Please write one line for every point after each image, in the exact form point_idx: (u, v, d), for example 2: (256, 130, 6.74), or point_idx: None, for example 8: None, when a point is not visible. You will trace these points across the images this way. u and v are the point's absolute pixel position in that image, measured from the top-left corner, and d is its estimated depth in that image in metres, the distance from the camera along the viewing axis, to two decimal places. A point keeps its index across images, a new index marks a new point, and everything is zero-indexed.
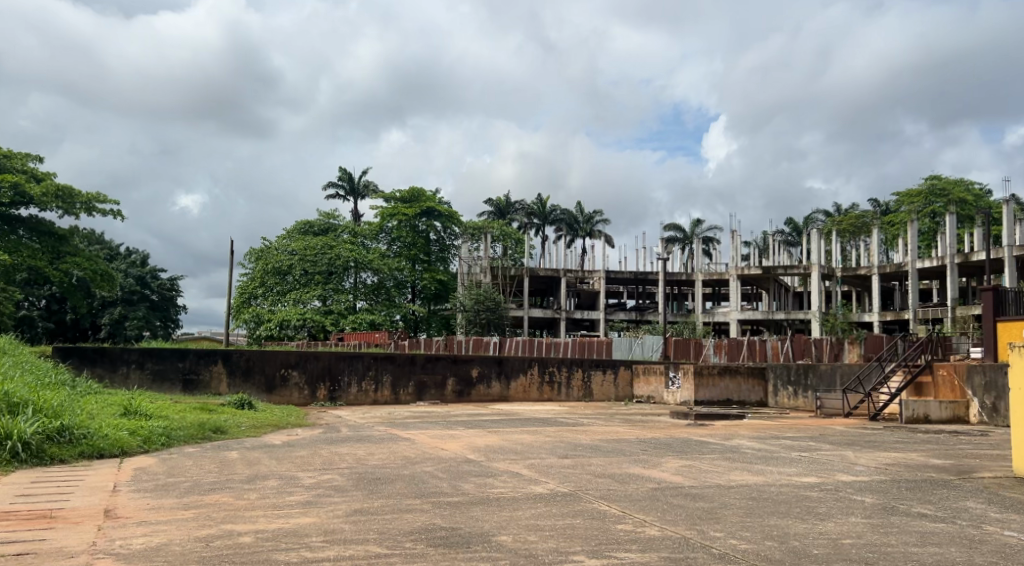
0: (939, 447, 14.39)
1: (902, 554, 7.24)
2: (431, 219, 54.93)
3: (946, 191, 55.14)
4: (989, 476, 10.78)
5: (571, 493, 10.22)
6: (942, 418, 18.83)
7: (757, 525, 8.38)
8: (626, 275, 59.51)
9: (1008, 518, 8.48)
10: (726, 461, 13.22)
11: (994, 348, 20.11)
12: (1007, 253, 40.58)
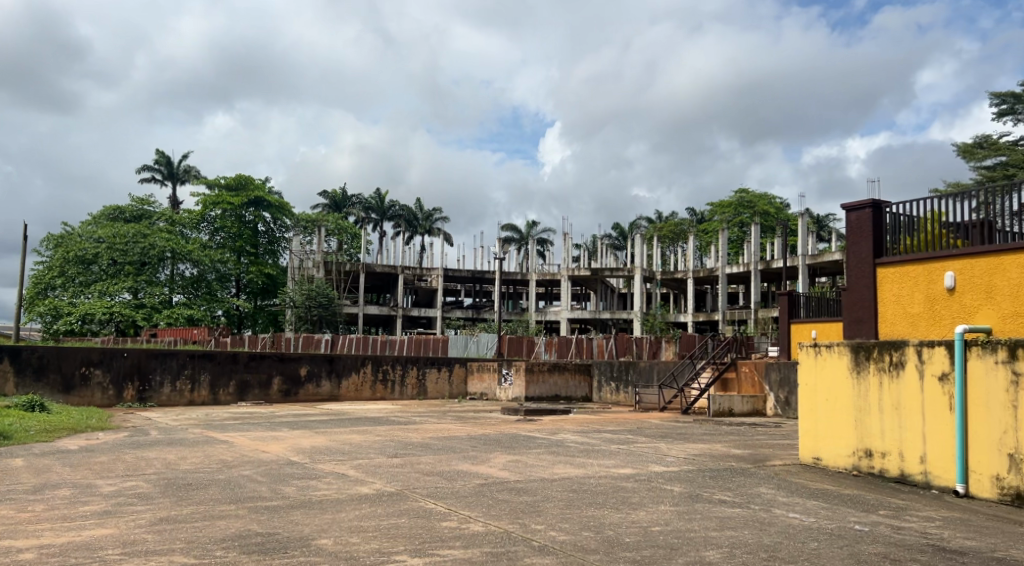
0: (740, 437, 15.63)
1: (703, 538, 7.73)
2: (260, 209, 53.15)
3: (753, 204, 60.35)
4: (780, 464, 11.79)
5: (397, 492, 10.27)
6: (742, 411, 20.35)
7: (575, 516, 8.78)
8: (462, 273, 60.14)
9: (794, 501, 9.30)
10: (550, 455, 13.73)
11: (787, 348, 21.88)
12: (800, 262, 44.33)
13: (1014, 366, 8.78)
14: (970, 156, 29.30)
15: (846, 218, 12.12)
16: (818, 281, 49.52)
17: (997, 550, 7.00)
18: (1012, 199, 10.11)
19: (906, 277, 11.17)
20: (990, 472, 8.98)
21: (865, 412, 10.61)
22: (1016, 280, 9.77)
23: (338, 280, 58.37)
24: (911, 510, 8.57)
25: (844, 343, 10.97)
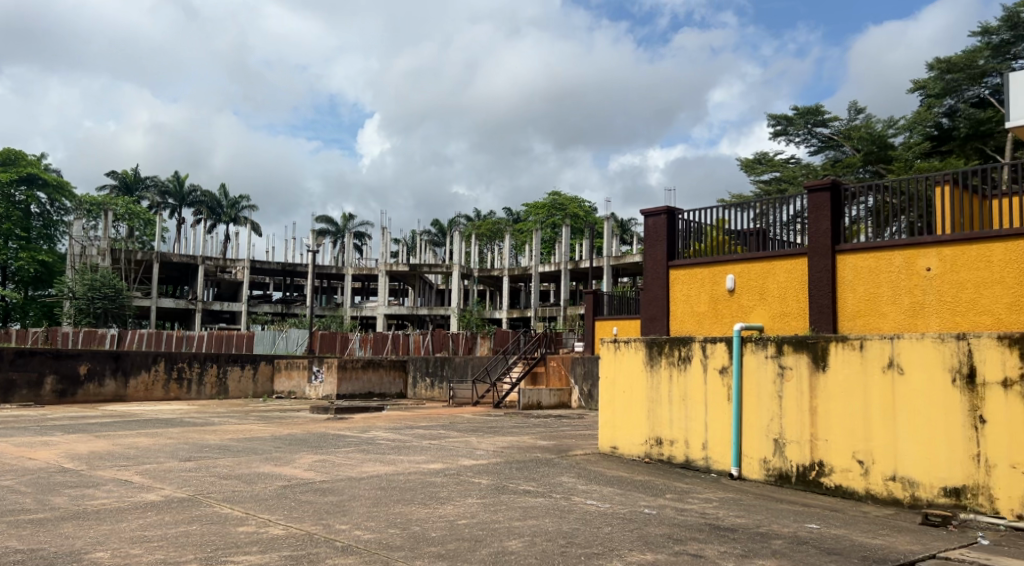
0: (546, 429, 16.02)
1: (508, 528, 7.71)
2: (32, 187, 48.75)
3: (565, 208, 62.45)
4: (582, 453, 12.15)
5: (189, 498, 9.61)
6: (550, 404, 20.94)
7: (382, 514, 8.55)
8: (271, 266, 58.01)
9: (592, 489, 9.57)
10: (358, 453, 13.41)
11: (593, 343, 22.92)
12: (605, 263, 46.24)
13: (780, 360, 9.76)
14: (751, 171, 31.67)
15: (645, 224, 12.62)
16: (623, 280, 51.87)
17: (763, 526, 7.54)
18: (784, 210, 10.87)
19: (695, 278, 11.82)
20: (758, 455, 9.87)
21: (656, 403, 11.13)
22: (783, 283, 10.79)
23: (128, 269, 54.43)
24: (693, 493, 9.09)
25: (640, 339, 11.41)
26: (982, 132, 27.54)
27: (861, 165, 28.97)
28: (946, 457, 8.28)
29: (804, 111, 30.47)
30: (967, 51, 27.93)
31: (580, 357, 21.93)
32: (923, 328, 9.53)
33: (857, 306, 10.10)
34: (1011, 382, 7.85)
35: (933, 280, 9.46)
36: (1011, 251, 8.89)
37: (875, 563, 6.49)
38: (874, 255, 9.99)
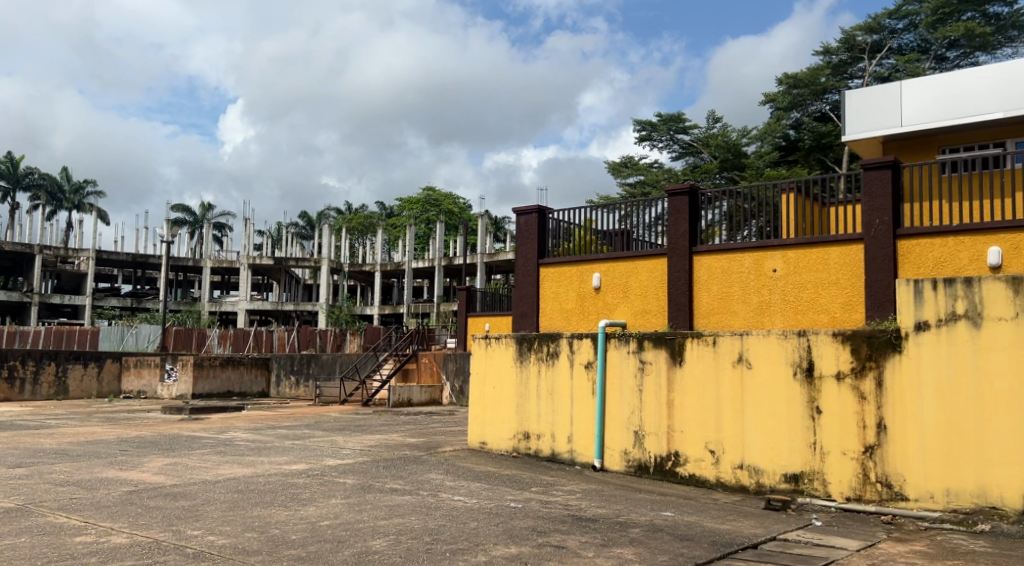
0: (415, 427, 15.69)
1: (372, 528, 7.35)
2: None
3: (440, 203, 61.91)
4: (451, 450, 11.91)
5: (18, 508, 8.71)
6: (421, 401, 20.59)
7: (238, 518, 8.01)
8: (122, 257, 54.68)
9: (460, 484, 9.33)
10: (214, 456, 12.65)
11: (464, 339, 22.74)
12: (477, 260, 46.11)
13: (640, 355, 9.88)
14: (618, 174, 32.34)
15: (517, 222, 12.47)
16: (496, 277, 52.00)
17: (622, 515, 7.56)
18: (648, 212, 11.03)
19: (564, 276, 11.79)
20: (619, 447, 9.95)
21: (525, 398, 10.99)
22: (645, 282, 10.95)
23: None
24: (557, 485, 9.04)
25: (511, 335, 11.24)
26: (823, 144, 27.67)
27: (718, 172, 28.98)
28: (788, 445, 8.70)
29: (667, 118, 31.39)
30: (810, 67, 28.14)
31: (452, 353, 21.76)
32: (769, 325, 9.89)
33: (711, 304, 10.37)
34: (844, 375, 8.42)
35: (779, 280, 9.87)
36: (846, 255, 9.47)
37: (727, 546, 6.61)
38: (727, 256, 10.30)
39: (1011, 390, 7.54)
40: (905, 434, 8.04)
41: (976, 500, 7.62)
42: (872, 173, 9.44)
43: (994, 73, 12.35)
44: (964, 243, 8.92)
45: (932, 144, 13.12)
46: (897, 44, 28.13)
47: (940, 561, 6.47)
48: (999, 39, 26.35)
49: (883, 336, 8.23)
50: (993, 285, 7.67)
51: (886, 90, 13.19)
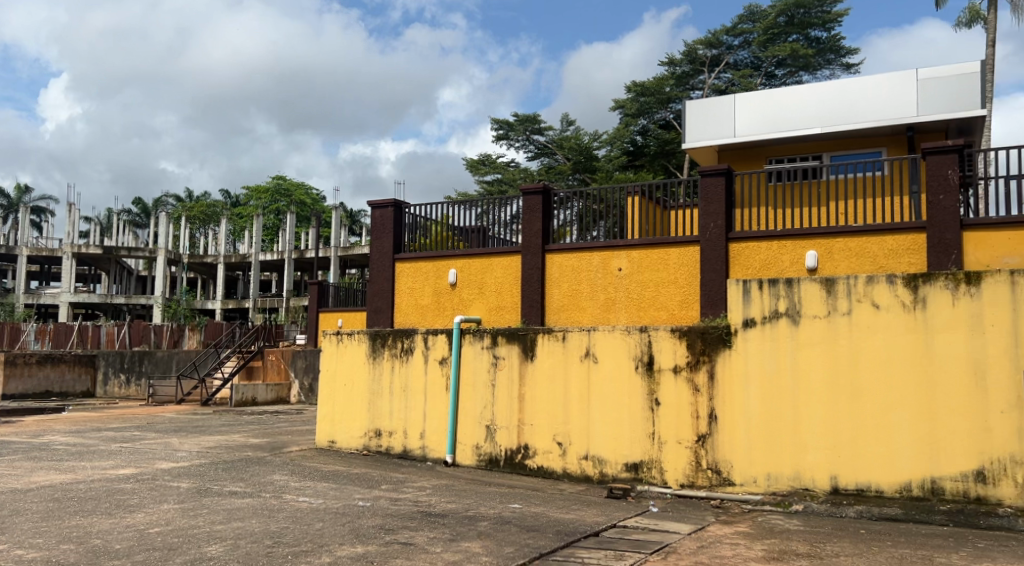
0: (259, 427, 15.28)
1: (207, 534, 7.04)
2: None
3: (291, 191, 60.34)
4: (296, 450, 11.71)
5: None
6: (267, 400, 20.05)
7: (52, 529, 7.45)
8: None
9: (305, 485, 9.14)
10: (29, 462, 11.77)
11: (316, 335, 22.32)
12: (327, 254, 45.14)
13: (494, 351, 10.08)
14: (475, 171, 32.59)
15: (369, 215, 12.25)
16: (348, 272, 51.21)
17: (470, 509, 7.73)
18: (505, 210, 11.14)
19: (419, 271, 11.80)
20: (471, 442, 10.12)
21: (378, 395, 10.96)
22: (500, 279, 11.17)
23: None
24: (407, 482, 9.10)
25: (364, 331, 11.13)
26: (667, 151, 28.94)
27: (570, 174, 29.80)
28: (629, 436, 9.16)
29: (523, 118, 31.91)
30: (655, 77, 29.37)
31: (301, 350, 21.44)
32: (614, 321, 10.36)
33: (562, 301, 10.72)
34: (680, 368, 8.94)
35: (624, 279, 10.34)
36: (685, 255, 10.06)
37: (569, 535, 6.90)
38: (577, 255, 10.68)
39: (823, 382, 8.29)
40: (731, 423, 8.66)
41: (792, 483, 8.33)
42: (708, 180, 10.00)
43: (814, 93, 13.36)
44: (786, 247, 9.69)
45: (760, 155, 14.08)
46: (733, 59, 29.91)
47: (760, 540, 7.04)
48: (819, 60, 28.68)
49: (716, 332, 8.80)
50: (810, 287, 8.39)
51: (721, 102, 14.07)
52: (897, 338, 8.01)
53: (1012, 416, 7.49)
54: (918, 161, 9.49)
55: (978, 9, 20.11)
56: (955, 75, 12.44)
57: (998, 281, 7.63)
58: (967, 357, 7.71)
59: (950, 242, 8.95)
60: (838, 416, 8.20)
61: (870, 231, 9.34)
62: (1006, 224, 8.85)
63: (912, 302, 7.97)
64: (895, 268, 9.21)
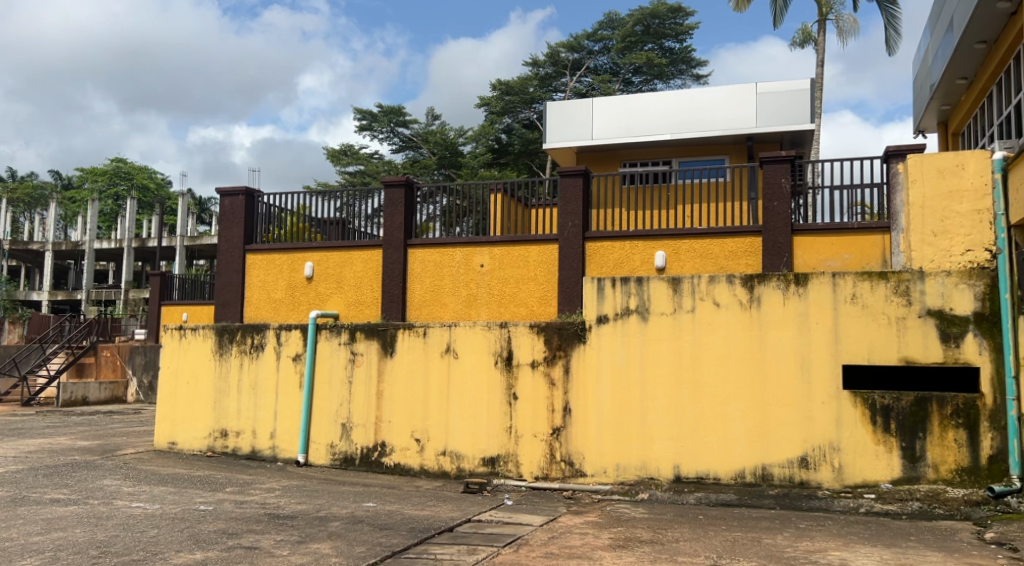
0: (88, 428, 14.44)
1: (20, 547, 6.42)
2: None
3: (131, 175, 57.13)
4: (131, 453, 11.15)
5: None
6: (99, 399, 19.01)
7: None
8: None
9: (139, 490, 8.65)
10: None
11: (156, 330, 21.30)
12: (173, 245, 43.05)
13: (352, 346, 10.01)
14: (337, 161, 32.03)
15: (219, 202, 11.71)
16: (197, 263, 49.17)
17: (322, 509, 7.67)
18: (369, 202, 11.03)
19: (272, 263, 11.41)
20: (325, 440, 10.02)
21: (224, 393, 10.64)
22: (360, 272, 11.00)
23: None
24: (255, 484, 8.90)
25: (209, 326, 10.80)
26: (531, 151, 29.42)
27: (435, 168, 29.79)
28: (487, 430, 9.34)
29: (388, 110, 31.65)
30: (519, 76, 29.91)
31: (139, 346, 20.50)
32: (475, 316, 10.51)
33: (423, 296, 10.75)
34: (537, 363, 9.20)
35: (485, 275, 10.51)
36: (545, 252, 10.34)
37: (422, 532, 6.98)
38: (439, 250, 10.75)
39: (669, 376, 8.74)
40: (584, 416, 8.99)
41: (639, 473, 8.75)
42: (566, 180, 10.33)
43: (666, 99, 14.02)
44: (637, 247, 10.14)
45: (616, 158, 14.66)
46: (594, 64, 30.78)
47: (607, 528, 7.37)
48: (672, 70, 30.08)
49: (571, 328, 9.10)
50: (658, 286, 8.82)
51: (580, 105, 14.51)
52: (735, 334, 8.56)
53: (832, 406, 8.17)
54: (756, 169, 10.16)
55: (811, 31, 21.66)
56: (790, 89, 13.39)
57: (823, 282, 8.30)
58: (795, 352, 8.34)
59: (782, 245, 9.64)
60: (681, 408, 8.67)
61: (713, 234, 9.92)
62: (829, 229, 9.63)
63: (748, 301, 8.53)
64: (734, 268, 9.83)
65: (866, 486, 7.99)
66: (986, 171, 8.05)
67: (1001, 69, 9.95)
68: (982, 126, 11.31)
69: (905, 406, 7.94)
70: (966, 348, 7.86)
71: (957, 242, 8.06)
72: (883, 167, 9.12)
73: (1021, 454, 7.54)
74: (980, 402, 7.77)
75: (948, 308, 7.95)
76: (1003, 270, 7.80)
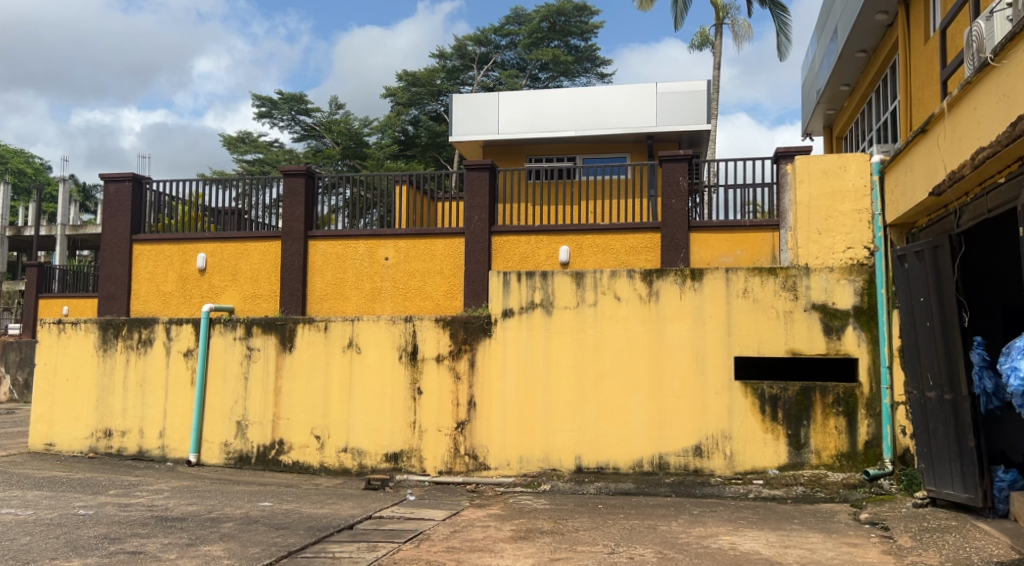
0: None
1: None
2: None
3: (8, 159, 54.05)
4: (3, 455, 10.57)
5: None
6: None
7: None
8: None
9: (12, 495, 8.20)
10: None
11: (32, 324, 20.24)
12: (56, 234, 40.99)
13: (248, 342, 9.78)
14: (234, 149, 31.12)
15: (103, 188, 11.21)
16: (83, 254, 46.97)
17: (214, 511, 7.47)
18: (267, 193, 10.81)
19: (162, 254, 11.02)
20: (220, 439, 9.76)
21: (108, 390, 10.22)
22: (256, 264, 10.74)
23: None
24: (142, 486, 8.59)
25: (91, 320, 10.36)
26: (438, 144, 29.26)
27: (339, 159, 29.33)
28: (389, 426, 9.28)
29: (289, 97, 30.93)
30: (426, 68, 29.75)
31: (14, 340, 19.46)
32: (379, 311, 10.42)
33: (325, 289, 10.58)
34: (442, 357, 9.19)
35: (390, 268, 10.43)
36: (451, 246, 10.33)
37: (321, 531, 6.89)
38: (342, 243, 10.58)
39: (571, 368, 8.88)
40: (488, 410, 9.04)
41: (541, 464, 8.85)
42: (472, 174, 10.36)
43: (571, 96, 14.18)
44: (542, 242, 10.25)
45: (521, 152, 14.74)
46: (501, 59, 30.84)
47: (509, 520, 7.44)
48: (577, 67, 30.47)
49: (477, 322, 9.13)
50: (562, 280, 8.94)
51: (486, 99, 14.53)
52: (635, 327, 8.76)
53: (725, 396, 8.46)
54: (656, 167, 10.37)
55: (709, 34, 22.29)
56: (688, 90, 13.76)
57: (717, 277, 8.58)
58: (691, 345, 8.60)
59: (680, 241, 9.91)
60: (583, 400, 8.82)
61: (615, 230, 10.10)
62: (724, 227, 9.94)
63: (647, 295, 8.74)
64: (634, 263, 10.05)
65: (755, 472, 8.33)
66: (866, 173, 8.49)
67: (879, 77, 10.50)
68: (861, 130, 11.95)
69: (790, 396, 8.30)
70: (847, 340, 8.29)
71: (840, 239, 8.47)
72: (774, 167, 9.43)
73: (893, 439, 8.02)
74: (858, 391, 8.20)
75: (831, 303, 8.36)
76: (881, 267, 8.25)
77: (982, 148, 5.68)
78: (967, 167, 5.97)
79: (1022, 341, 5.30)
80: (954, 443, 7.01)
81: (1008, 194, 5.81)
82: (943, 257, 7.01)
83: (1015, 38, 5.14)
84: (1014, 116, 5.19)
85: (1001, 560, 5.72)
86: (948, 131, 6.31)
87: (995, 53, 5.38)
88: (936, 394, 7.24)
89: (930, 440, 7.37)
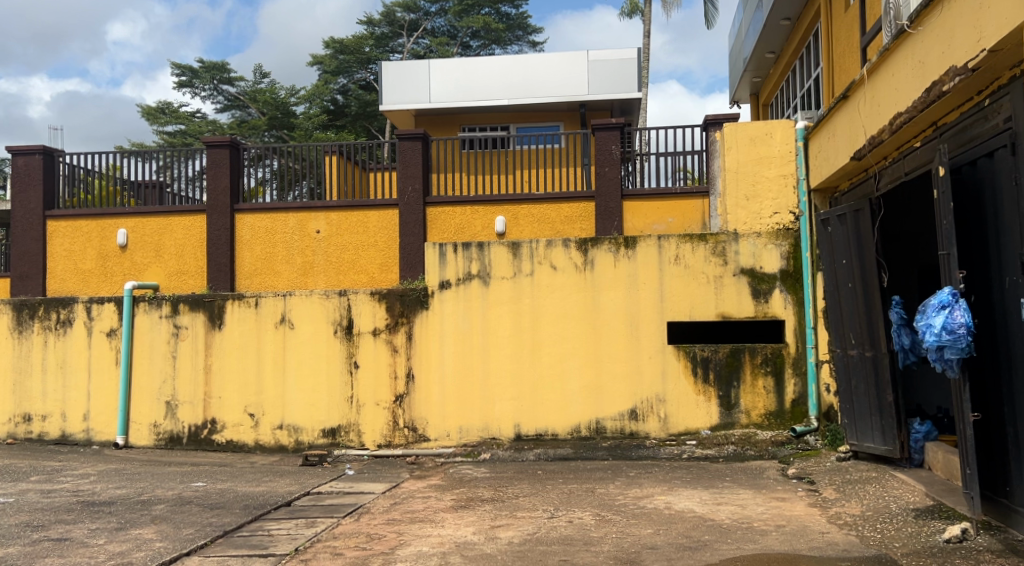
0: None
1: None
2: None
3: None
4: None
5: None
6: None
7: None
8: None
9: None
10: None
11: None
12: None
13: (175, 320, 9.52)
14: (154, 120, 30.05)
15: (11, 161, 10.69)
16: None
17: (144, 493, 7.31)
18: (190, 165, 10.49)
19: (78, 230, 10.62)
20: (148, 420, 9.53)
21: (25, 374, 9.85)
22: (181, 240, 10.44)
23: None
24: (65, 471, 8.35)
25: (5, 301, 9.96)
26: (368, 113, 28.74)
27: (266, 129, 28.58)
28: (326, 402, 9.19)
29: (211, 65, 29.97)
30: (354, 35, 29.07)
31: None
32: (312, 285, 10.24)
33: (253, 264, 10.35)
34: (378, 331, 9.11)
35: (322, 241, 10.25)
36: (385, 218, 10.20)
37: (257, 509, 6.80)
38: (270, 216, 10.35)
39: (509, 338, 8.90)
40: (427, 381, 9.02)
41: (480, 434, 8.89)
42: (404, 143, 10.17)
43: (503, 63, 14.07)
44: (477, 213, 10.18)
45: (454, 122, 14.58)
46: (431, 26, 30.35)
47: (449, 490, 7.45)
48: (509, 35, 30.29)
49: (413, 295, 9.05)
50: (498, 250, 8.92)
51: (415, 67, 14.30)
52: (570, 296, 8.81)
53: (658, 360, 8.60)
54: (589, 136, 10.36)
55: (638, 3, 22.33)
56: (621, 58, 13.82)
57: (650, 245, 8.67)
58: (625, 312, 8.70)
59: (613, 210, 9.97)
60: (520, 369, 8.87)
61: (550, 199, 10.11)
62: (655, 195, 10.05)
63: (582, 263, 8.79)
64: (569, 232, 10.08)
65: (689, 433, 8.51)
66: (791, 139, 8.68)
67: (802, 45, 10.69)
68: (786, 97, 12.18)
69: (721, 358, 8.49)
70: (773, 303, 8.51)
71: (766, 205, 8.66)
72: (703, 135, 9.58)
73: (818, 397, 8.32)
74: (784, 351, 8.45)
75: (759, 267, 8.55)
76: (806, 231, 8.48)
77: (899, 113, 5.83)
78: (886, 132, 6.14)
79: (937, 298, 5.48)
80: (874, 398, 7.27)
81: (922, 158, 6.01)
82: (863, 219, 7.20)
83: (929, 5, 5.27)
84: (929, 82, 5.35)
85: (918, 506, 5.98)
86: (867, 97, 6.47)
87: (910, 19, 5.51)
88: (858, 351, 7.48)
89: (852, 396, 7.64)
